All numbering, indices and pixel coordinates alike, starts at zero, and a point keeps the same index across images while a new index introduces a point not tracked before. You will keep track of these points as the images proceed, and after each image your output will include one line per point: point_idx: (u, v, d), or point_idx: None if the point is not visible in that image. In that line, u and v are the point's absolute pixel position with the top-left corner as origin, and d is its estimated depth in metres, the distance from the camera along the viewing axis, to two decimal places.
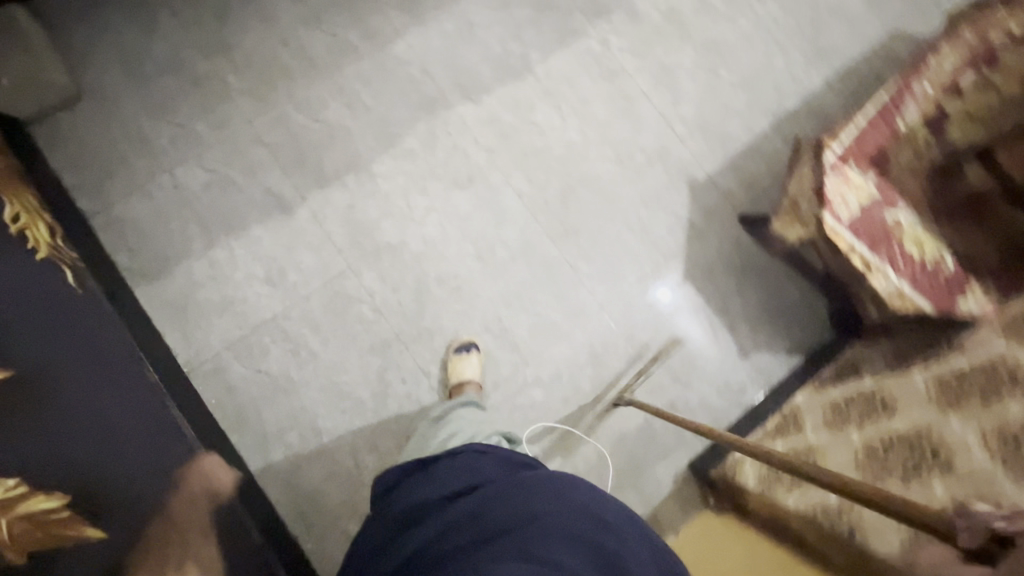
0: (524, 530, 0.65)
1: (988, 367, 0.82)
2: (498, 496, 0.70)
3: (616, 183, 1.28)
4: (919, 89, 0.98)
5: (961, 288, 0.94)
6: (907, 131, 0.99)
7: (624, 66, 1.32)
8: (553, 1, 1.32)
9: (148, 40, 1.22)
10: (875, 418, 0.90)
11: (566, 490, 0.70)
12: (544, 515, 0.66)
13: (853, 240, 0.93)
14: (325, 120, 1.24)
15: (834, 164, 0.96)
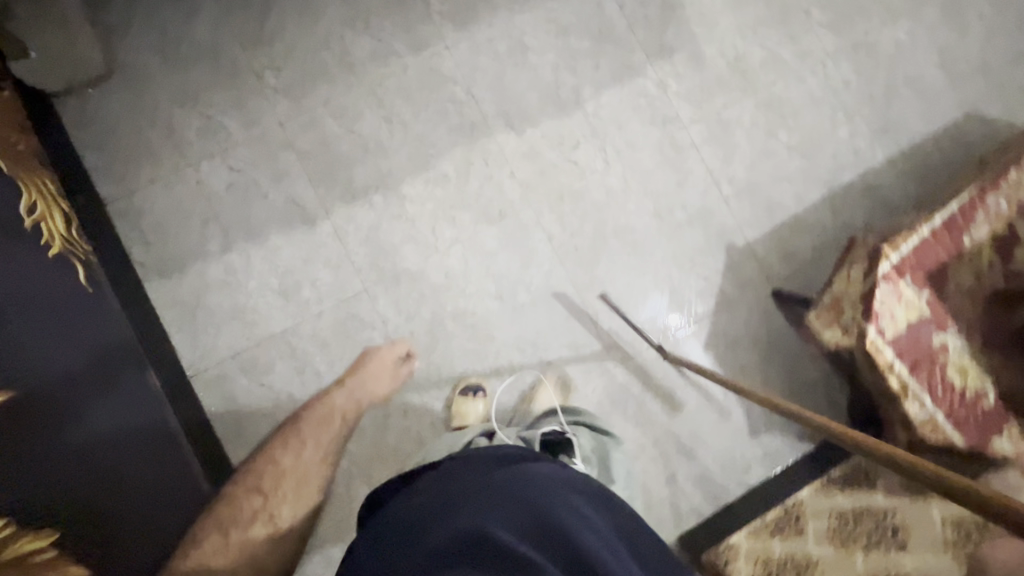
0: (505, 525, 0.61)
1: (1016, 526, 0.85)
2: (477, 494, 0.65)
3: (651, 237, 1.22)
4: (991, 204, 0.92)
5: (998, 426, 0.89)
6: (971, 248, 0.92)
7: (678, 114, 1.25)
8: (614, 34, 1.25)
9: (187, 22, 1.16)
10: (882, 548, 0.94)
11: (547, 482, 0.68)
12: (526, 507, 0.63)
13: (895, 360, 0.87)
14: (360, 132, 1.19)
15: (889, 274, 0.89)
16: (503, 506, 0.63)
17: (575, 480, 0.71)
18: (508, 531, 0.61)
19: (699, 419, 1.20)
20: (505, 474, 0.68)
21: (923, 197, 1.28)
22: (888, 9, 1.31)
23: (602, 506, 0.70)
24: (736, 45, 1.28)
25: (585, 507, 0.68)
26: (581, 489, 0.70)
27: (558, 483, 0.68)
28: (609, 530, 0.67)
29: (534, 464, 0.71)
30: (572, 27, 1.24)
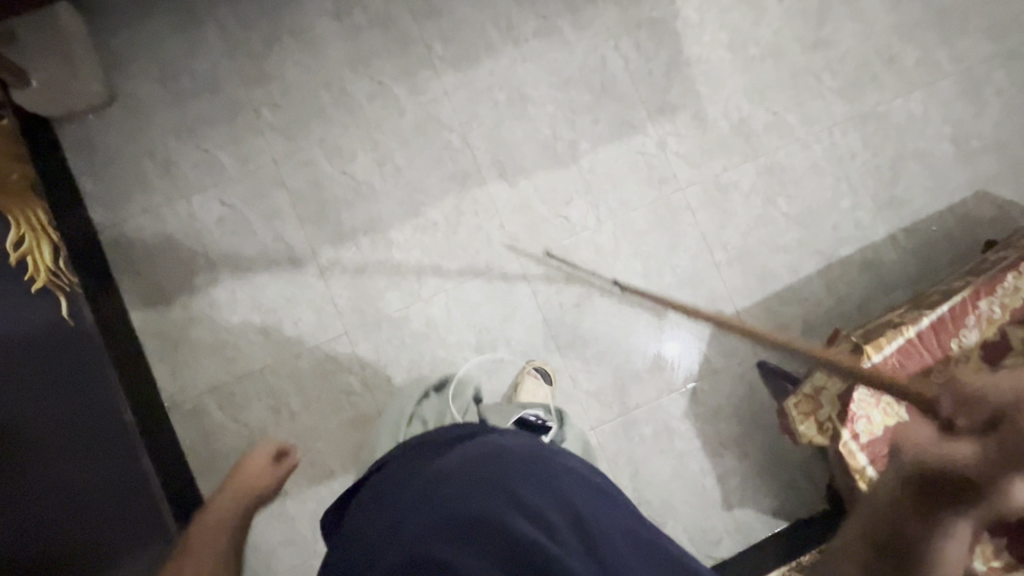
0: (429, 529, 0.59)
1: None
2: (405, 502, 0.64)
3: (637, 299, 1.20)
4: (983, 309, 0.90)
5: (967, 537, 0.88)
6: (960, 353, 0.89)
7: (676, 175, 1.23)
8: (616, 90, 1.23)
9: (189, 54, 1.17)
10: None
11: (473, 469, 0.65)
12: (451, 504, 0.61)
13: (866, 464, 0.87)
14: (353, 174, 1.19)
15: None
16: (429, 504, 0.62)
17: (523, 454, 0.69)
18: (432, 539, 0.58)
19: (673, 489, 1.18)
20: (439, 465, 0.67)
21: (923, 276, 1.24)
22: (901, 79, 1.28)
23: (546, 475, 0.67)
24: (741, 107, 1.25)
25: (525, 485, 0.64)
26: (527, 465, 0.67)
27: (493, 465, 0.66)
28: (557, 507, 0.63)
29: (473, 445, 0.70)
30: (574, 81, 1.23)
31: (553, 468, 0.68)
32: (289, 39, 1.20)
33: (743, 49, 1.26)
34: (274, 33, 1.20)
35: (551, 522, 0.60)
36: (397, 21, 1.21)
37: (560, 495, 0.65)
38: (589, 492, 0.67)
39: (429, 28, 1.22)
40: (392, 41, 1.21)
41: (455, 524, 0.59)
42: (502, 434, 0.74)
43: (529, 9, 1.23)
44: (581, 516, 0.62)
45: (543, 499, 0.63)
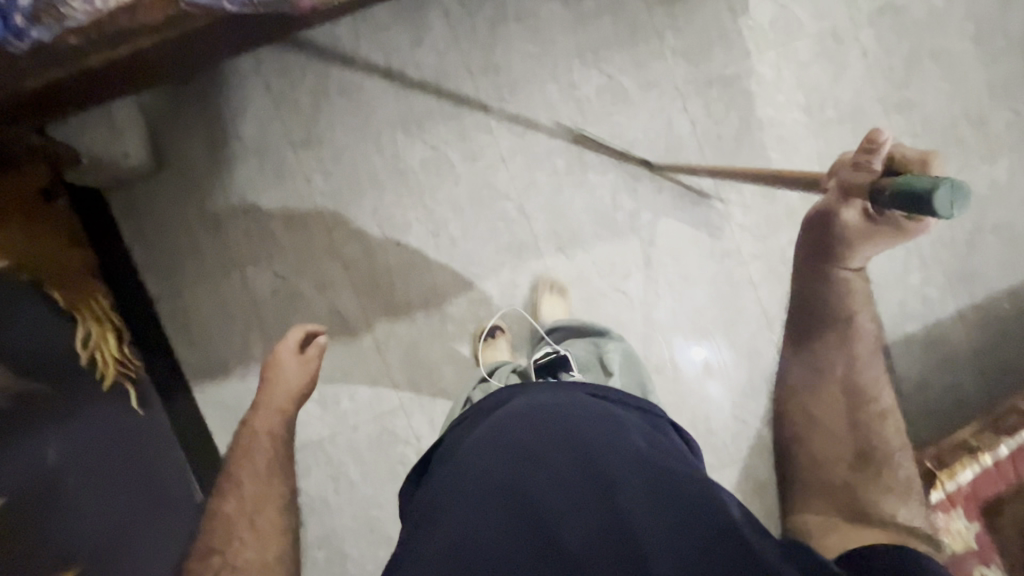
0: (502, 488, 0.62)
1: None
2: (469, 465, 0.66)
3: (692, 376, 1.19)
4: None
5: None
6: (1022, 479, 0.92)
7: (740, 248, 1.19)
8: (681, 156, 1.17)
9: (237, 118, 1.13)
10: None
11: (526, 423, 0.69)
12: (515, 459, 0.64)
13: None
14: (407, 244, 1.16)
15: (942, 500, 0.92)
16: (498, 467, 0.64)
17: (549, 413, 0.70)
18: (509, 498, 0.61)
19: None
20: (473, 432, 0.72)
21: (992, 355, 1.20)
22: (989, 144, 1.19)
23: (600, 419, 0.70)
24: (813, 174, 1.18)
25: (540, 446, 0.65)
26: (548, 425, 0.68)
27: (515, 427, 0.69)
28: (614, 436, 0.67)
29: (505, 410, 0.73)
30: (638, 145, 1.16)
31: (578, 427, 0.68)
32: (338, 97, 1.14)
33: (819, 111, 1.18)
34: (323, 93, 1.13)
35: (562, 481, 0.61)
36: (451, 79, 1.14)
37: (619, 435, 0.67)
38: (611, 450, 0.64)
39: (485, 86, 1.15)
40: (446, 101, 1.15)
41: (471, 481, 0.63)
42: (544, 393, 0.75)
43: (592, 66, 1.16)
44: (611, 467, 0.62)
45: (558, 458, 0.64)
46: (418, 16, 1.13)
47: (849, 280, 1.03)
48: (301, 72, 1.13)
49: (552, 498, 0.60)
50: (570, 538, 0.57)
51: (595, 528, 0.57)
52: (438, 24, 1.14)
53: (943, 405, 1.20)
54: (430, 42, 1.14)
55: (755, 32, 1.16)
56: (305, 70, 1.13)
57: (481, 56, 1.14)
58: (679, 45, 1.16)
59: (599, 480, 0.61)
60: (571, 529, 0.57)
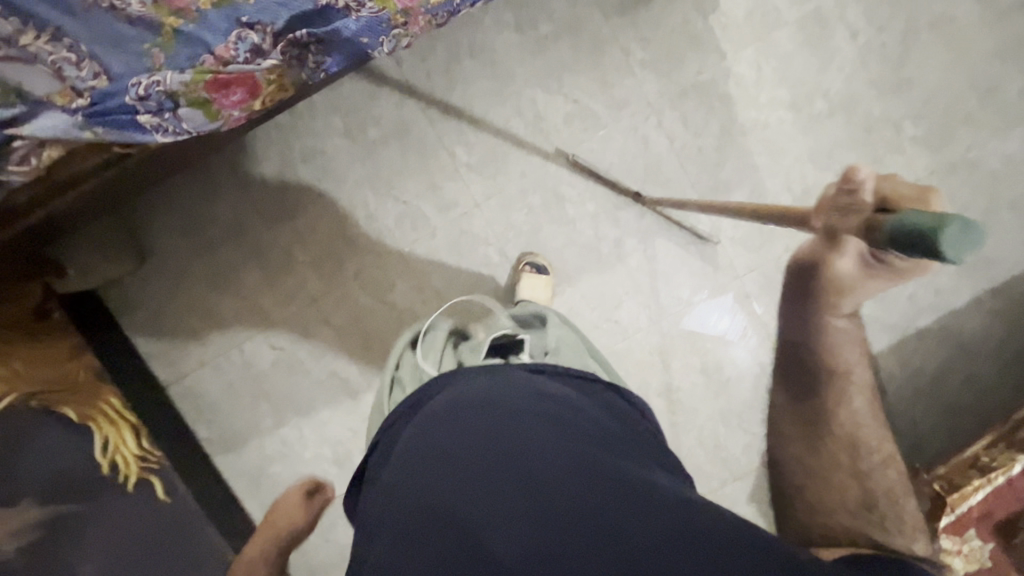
0: (426, 501, 0.55)
1: None
2: (396, 475, 0.60)
3: (695, 396, 1.18)
4: None
5: None
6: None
7: (733, 262, 1.15)
8: (660, 175, 1.11)
9: (209, 200, 1.13)
10: None
11: (454, 420, 0.63)
12: (442, 463, 0.58)
13: None
14: (394, 302, 1.17)
15: (949, 525, 0.95)
16: (421, 478, 0.57)
17: (478, 404, 0.63)
18: (430, 507, 0.54)
19: None
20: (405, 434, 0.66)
21: (1013, 341, 1.14)
22: (999, 115, 1.09)
23: (534, 409, 0.63)
24: (805, 175, 1.11)
25: (467, 444, 0.59)
26: (478, 417, 0.61)
27: (441, 428, 0.62)
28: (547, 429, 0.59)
29: (436, 403, 0.67)
30: (614, 171, 1.11)
31: (510, 417, 0.61)
32: (303, 165, 1.13)
33: (807, 106, 1.09)
34: (289, 165, 1.13)
35: (492, 482, 0.55)
36: (413, 130, 1.11)
37: (553, 427, 0.60)
38: (544, 444, 0.58)
39: (449, 132, 1.11)
40: (412, 153, 1.12)
41: (400, 494, 0.58)
42: (475, 381, 0.69)
43: (556, 93, 1.10)
44: (539, 467, 0.55)
45: (488, 454, 0.57)
46: (369, 69, 1.09)
47: (840, 326, 1.09)
48: (265, 146, 1.12)
49: (479, 501, 0.53)
50: (499, 551, 0.49)
51: (526, 536, 0.50)
52: (392, 74, 1.10)
53: (963, 398, 1.15)
54: (386, 95, 1.10)
55: (729, 30, 1.08)
56: (268, 142, 1.12)
57: (440, 102, 1.10)
58: (647, 57, 1.08)
59: (530, 481, 0.54)
60: (501, 538, 0.50)
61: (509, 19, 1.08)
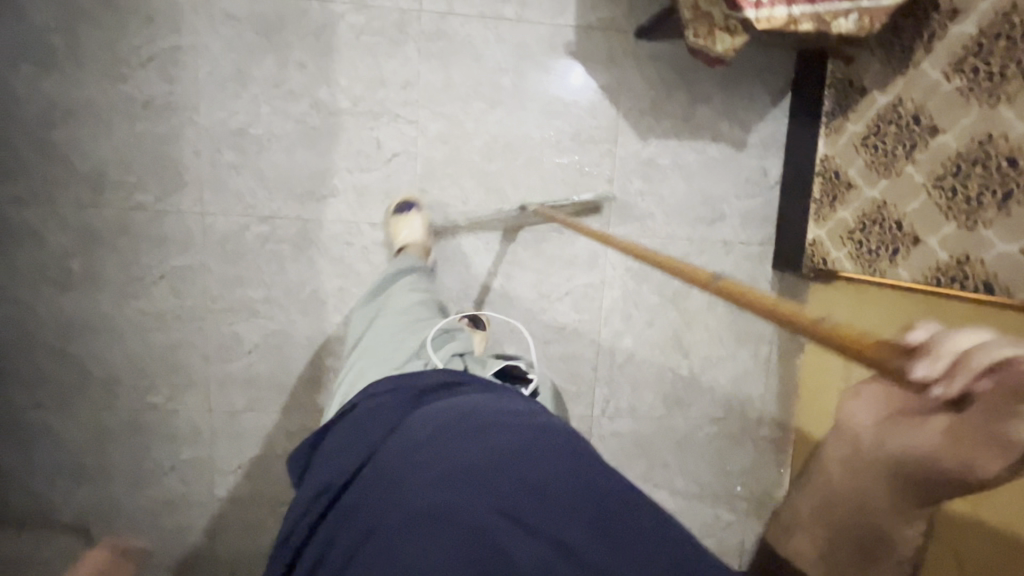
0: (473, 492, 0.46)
1: (865, 146, 0.94)
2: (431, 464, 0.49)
3: (511, 126, 1.09)
4: None
5: None
6: None
7: (400, 5, 1.03)
8: (271, 18, 1.00)
9: (55, 446, 1.09)
10: (907, 149, 0.86)
11: (490, 420, 0.54)
12: (490, 457, 0.48)
13: None
14: (254, 345, 1.11)
15: None
16: (454, 467, 0.48)
17: (491, 416, 0.55)
18: (462, 496, 0.45)
19: (704, 188, 1.16)
20: (442, 410, 0.58)
21: None
22: None
23: (534, 425, 0.54)
24: None
25: (494, 447, 0.50)
26: (442, 420, 0.55)
27: (467, 416, 0.55)
28: (549, 448, 0.50)
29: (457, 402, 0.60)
30: (244, 63, 1.01)
31: (491, 418, 0.54)
32: (69, 345, 1.07)
33: None
34: (62, 355, 1.07)
35: (462, 516, 0.43)
36: (97, 225, 1.04)
37: (555, 446, 0.51)
38: (558, 467, 0.48)
39: (118, 194, 1.03)
40: (116, 242, 1.05)
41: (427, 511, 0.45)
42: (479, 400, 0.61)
43: (135, 69, 1.00)
44: (550, 485, 0.46)
45: (450, 463, 0.48)
46: (15, 228, 1.02)
47: (643, 72, 1.10)
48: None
49: (554, 491, 0.46)
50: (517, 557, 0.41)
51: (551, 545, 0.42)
52: (28, 212, 1.02)
53: None
54: (45, 227, 1.03)
55: None
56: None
57: (83, 183, 1.02)
58: None
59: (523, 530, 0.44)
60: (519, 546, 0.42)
61: (31, 67, 0.98)
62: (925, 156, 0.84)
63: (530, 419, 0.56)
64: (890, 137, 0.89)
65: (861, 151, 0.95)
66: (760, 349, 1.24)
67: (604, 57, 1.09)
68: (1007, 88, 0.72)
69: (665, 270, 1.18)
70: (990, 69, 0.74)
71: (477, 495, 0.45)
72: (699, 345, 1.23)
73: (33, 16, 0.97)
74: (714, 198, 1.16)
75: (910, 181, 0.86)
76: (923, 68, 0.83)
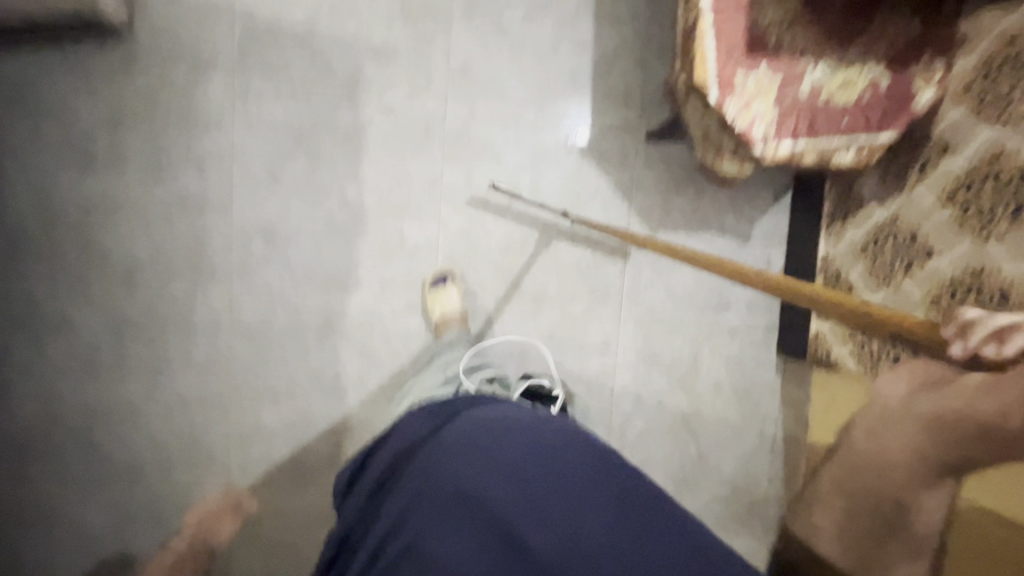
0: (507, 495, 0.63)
1: (863, 255, 1.00)
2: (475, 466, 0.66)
3: (529, 221, 1.15)
4: None
5: (897, 111, 0.84)
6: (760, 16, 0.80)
7: (426, 110, 1.09)
8: (304, 123, 1.06)
9: (76, 527, 1.11)
10: (904, 266, 0.92)
11: (522, 434, 0.70)
12: (520, 469, 0.65)
13: (816, 123, 0.84)
14: (274, 430, 1.13)
15: (742, 88, 0.81)
16: (493, 472, 0.65)
17: (523, 429, 0.71)
18: (497, 497, 0.63)
19: (710, 278, 1.21)
20: (482, 418, 0.73)
21: None
22: None
23: (554, 442, 0.70)
24: None
25: (522, 457, 0.67)
26: (490, 428, 0.71)
27: (506, 430, 0.70)
28: (564, 461, 0.67)
29: (493, 413, 0.74)
30: (277, 164, 1.06)
31: (518, 425, 0.71)
32: (94, 429, 1.09)
33: None
34: (87, 439, 1.09)
35: (494, 509, 0.62)
36: (128, 315, 1.07)
37: (567, 460, 0.68)
38: (571, 477, 0.65)
39: (150, 285, 1.07)
40: (145, 331, 1.08)
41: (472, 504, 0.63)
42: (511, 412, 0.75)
43: (173, 169, 1.05)
44: (561, 494, 0.64)
45: (490, 470, 0.65)
46: (49, 317, 1.06)
47: (654, 171, 1.16)
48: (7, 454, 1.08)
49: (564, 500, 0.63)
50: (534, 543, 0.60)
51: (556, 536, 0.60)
52: (61, 302, 1.05)
53: None
54: (78, 317, 1.06)
55: None
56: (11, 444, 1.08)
57: (117, 275, 1.06)
58: (189, 71, 1.02)
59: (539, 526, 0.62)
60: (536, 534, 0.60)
61: (74, 167, 1.03)
62: (923, 275, 0.90)
63: (546, 423, 0.74)
64: (888, 251, 0.95)
65: (860, 259, 1.00)
66: (766, 430, 1.28)
67: (617, 158, 1.15)
68: (998, 227, 0.79)
69: (674, 355, 1.23)
70: (981, 207, 0.81)
71: (511, 496, 0.63)
72: (706, 427, 1.26)
73: (77, 117, 1.01)
74: (721, 287, 1.22)
75: (909, 296, 0.92)
76: (919, 195, 0.90)
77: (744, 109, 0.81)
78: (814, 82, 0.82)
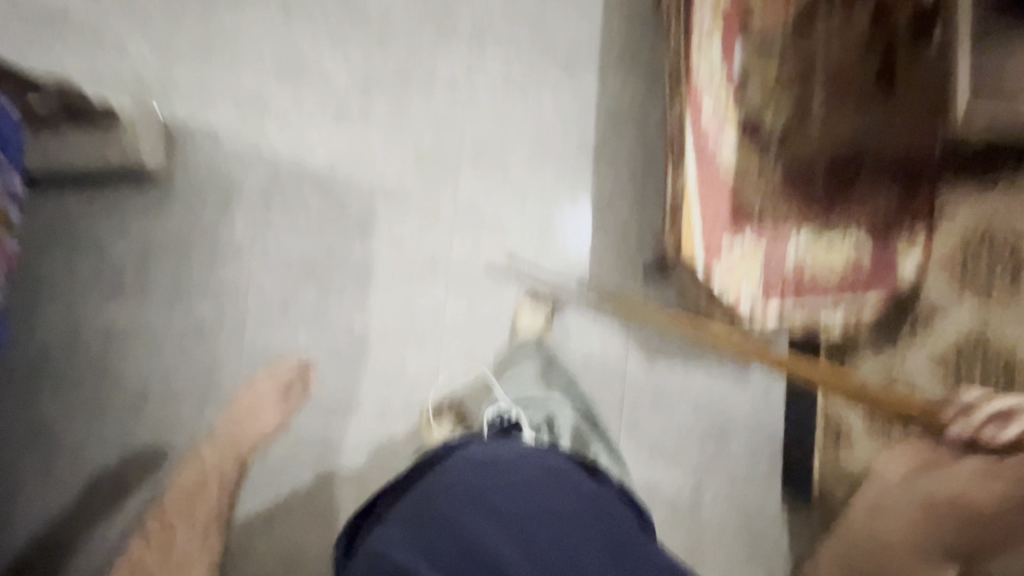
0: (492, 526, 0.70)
1: None
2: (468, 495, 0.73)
3: None
4: (725, 168, 0.95)
5: (873, 279, 0.98)
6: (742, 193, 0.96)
7: (432, 247, 1.15)
8: (316, 259, 1.12)
9: None
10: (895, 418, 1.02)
11: (520, 472, 0.76)
12: (509, 505, 0.72)
13: (799, 288, 0.98)
14: (263, 563, 1.10)
15: (731, 250, 0.95)
16: (482, 504, 0.72)
17: (520, 466, 0.77)
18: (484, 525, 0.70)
19: (709, 409, 1.22)
20: (488, 452, 0.79)
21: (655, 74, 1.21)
22: None
23: (545, 476, 0.76)
24: (404, 143, 1.15)
25: (514, 496, 0.73)
26: (492, 463, 0.77)
27: (506, 468, 0.76)
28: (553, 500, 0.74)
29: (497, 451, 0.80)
30: (288, 296, 1.12)
31: (515, 462, 0.78)
32: (81, 556, 1.07)
33: (348, 109, 1.14)
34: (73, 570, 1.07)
35: (478, 535, 0.69)
36: (131, 440, 1.09)
37: (556, 495, 0.74)
38: (556, 513, 0.72)
39: (156, 411, 1.09)
40: (145, 457, 1.09)
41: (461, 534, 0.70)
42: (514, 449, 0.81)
43: (191, 300, 1.10)
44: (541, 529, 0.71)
45: (481, 503, 0.72)
46: (52, 441, 1.07)
47: (651, 306, 1.19)
48: None
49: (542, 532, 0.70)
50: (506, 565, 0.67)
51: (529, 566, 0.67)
52: (68, 427, 1.08)
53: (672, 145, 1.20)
54: (81, 443, 1.08)
55: (239, 132, 1.11)
56: None
57: (125, 401, 1.09)
58: (214, 211, 1.11)
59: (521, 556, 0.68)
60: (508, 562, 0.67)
61: (98, 298, 1.09)
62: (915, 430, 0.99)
63: (547, 460, 0.80)
64: None
65: None
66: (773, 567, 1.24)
67: (616, 292, 1.19)
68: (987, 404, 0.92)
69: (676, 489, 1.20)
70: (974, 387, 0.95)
71: (495, 526, 0.70)
72: (712, 567, 1.20)
73: (108, 249, 1.09)
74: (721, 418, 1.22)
75: None
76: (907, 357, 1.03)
77: (732, 274, 0.95)
78: (801, 253, 0.97)
